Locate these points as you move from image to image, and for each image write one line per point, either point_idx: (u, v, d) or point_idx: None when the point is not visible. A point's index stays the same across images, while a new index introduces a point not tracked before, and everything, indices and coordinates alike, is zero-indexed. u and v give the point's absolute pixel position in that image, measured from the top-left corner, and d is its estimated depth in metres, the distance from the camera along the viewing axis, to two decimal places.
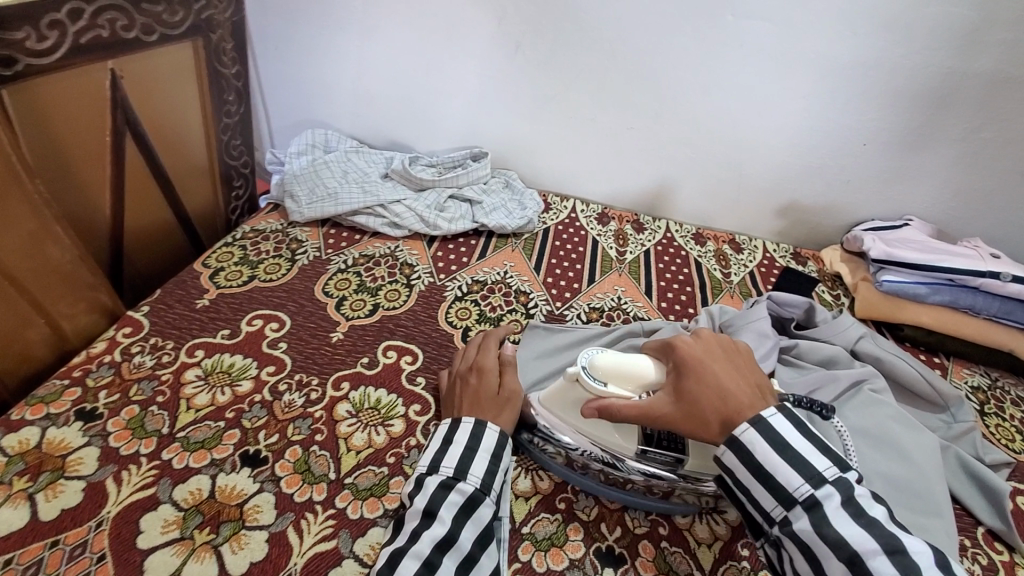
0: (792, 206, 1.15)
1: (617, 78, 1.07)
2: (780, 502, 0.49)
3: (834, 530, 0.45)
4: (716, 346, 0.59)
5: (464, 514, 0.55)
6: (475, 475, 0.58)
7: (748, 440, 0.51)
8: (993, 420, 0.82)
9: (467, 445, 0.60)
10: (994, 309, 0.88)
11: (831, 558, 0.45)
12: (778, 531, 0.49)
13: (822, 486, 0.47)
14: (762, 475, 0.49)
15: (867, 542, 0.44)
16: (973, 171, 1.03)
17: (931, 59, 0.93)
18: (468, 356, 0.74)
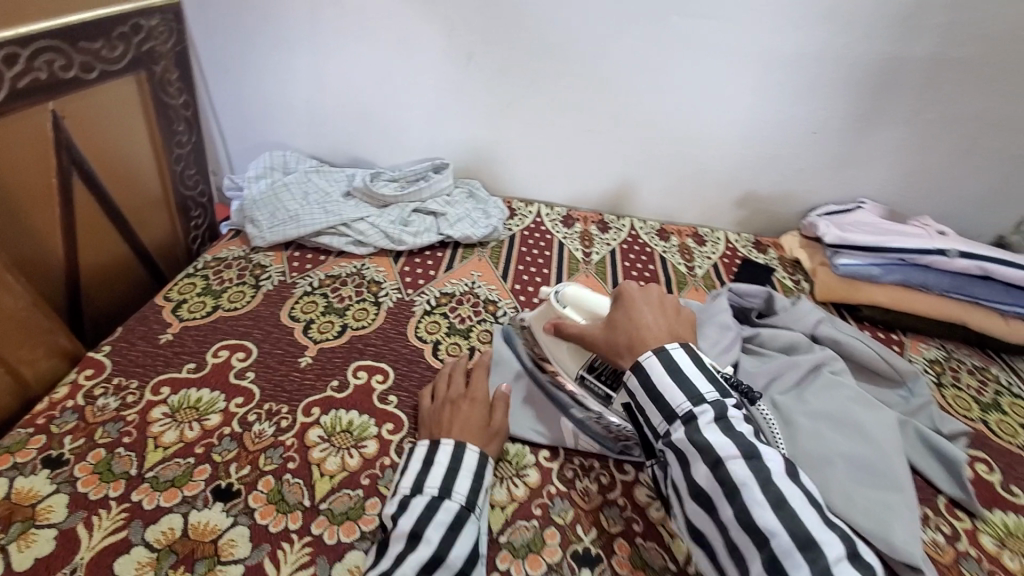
0: (750, 196, 1.17)
1: (570, 83, 1.08)
2: (665, 418, 0.53)
3: (705, 441, 0.49)
4: (658, 293, 0.63)
5: (453, 531, 0.56)
6: (460, 492, 0.59)
7: (649, 364, 0.55)
8: (951, 391, 0.85)
9: (449, 464, 0.61)
10: (944, 284, 0.91)
11: (698, 462, 0.49)
12: (662, 443, 0.53)
13: (699, 403, 0.51)
14: (653, 395, 0.54)
15: (732, 451, 0.48)
16: (917, 151, 1.06)
17: (868, 47, 0.96)
18: (455, 381, 0.75)
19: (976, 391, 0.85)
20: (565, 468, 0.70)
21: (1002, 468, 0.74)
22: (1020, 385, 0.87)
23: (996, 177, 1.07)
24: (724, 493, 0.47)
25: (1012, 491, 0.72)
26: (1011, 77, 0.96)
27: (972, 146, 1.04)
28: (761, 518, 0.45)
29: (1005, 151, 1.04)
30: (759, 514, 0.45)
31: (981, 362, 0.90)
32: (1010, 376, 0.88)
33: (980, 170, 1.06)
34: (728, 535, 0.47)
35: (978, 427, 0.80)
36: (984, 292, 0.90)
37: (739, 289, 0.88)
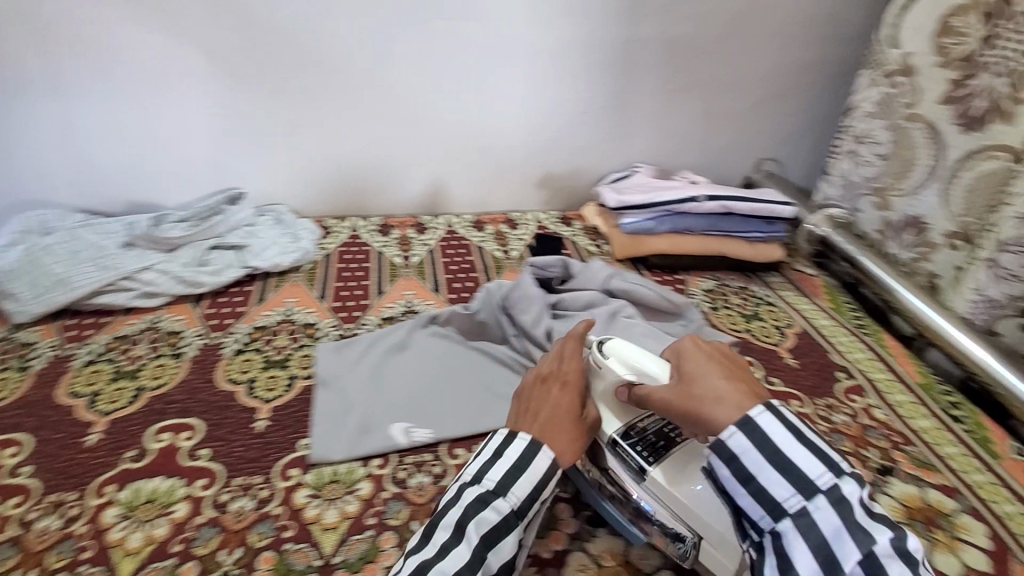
0: (548, 176, 1.27)
1: (353, 94, 1.10)
2: (802, 492, 0.46)
3: (853, 520, 0.44)
4: (727, 350, 0.58)
5: (497, 534, 0.52)
6: (517, 495, 0.54)
7: (768, 426, 0.48)
8: (723, 312, 1.01)
9: (519, 459, 0.56)
10: (703, 225, 1.07)
11: (846, 547, 0.44)
12: (785, 522, 0.46)
13: (844, 477, 0.46)
14: (777, 458, 0.47)
15: (882, 535, 0.44)
16: (671, 116, 1.23)
17: (606, 32, 1.11)
18: (552, 356, 0.68)
19: (741, 307, 1.03)
20: (398, 470, 0.69)
21: (763, 365, 0.90)
22: (772, 295, 1.07)
23: (733, 130, 1.29)
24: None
25: (771, 382, 0.87)
26: (720, 46, 1.16)
27: (710, 107, 1.24)
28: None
29: (733, 107, 1.25)
30: None
31: (744, 283, 1.08)
32: (765, 290, 1.07)
33: (719, 125, 1.27)
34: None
35: (744, 335, 0.96)
36: (732, 226, 1.08)
37: (540, 262, 0.95)
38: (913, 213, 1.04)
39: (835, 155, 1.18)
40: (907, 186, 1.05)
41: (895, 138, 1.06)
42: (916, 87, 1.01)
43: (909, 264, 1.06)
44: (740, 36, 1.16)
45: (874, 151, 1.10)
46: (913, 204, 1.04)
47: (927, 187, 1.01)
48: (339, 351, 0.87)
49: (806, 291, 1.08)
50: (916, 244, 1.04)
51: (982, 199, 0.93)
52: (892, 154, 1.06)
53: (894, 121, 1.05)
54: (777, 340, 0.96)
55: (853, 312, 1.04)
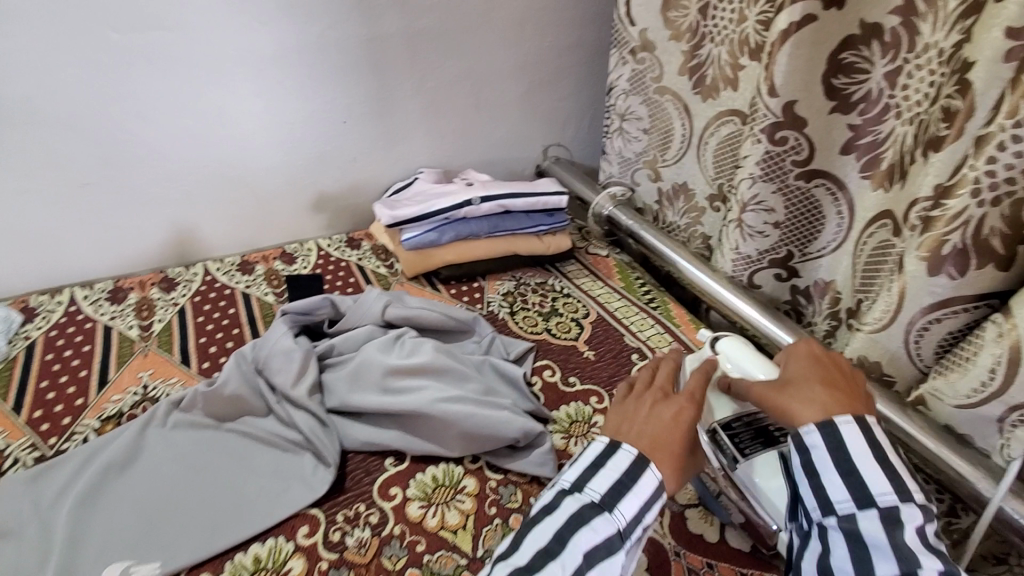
0: (322, 197, 1.13)
1: (21, 136, 0.86)
2: (857, 500, 0.45)
3: (904, 548, 0.42)
4: (839, 358, 0.57)
5: (591, 563, 0.45)
6: (624, 514, 0.47)
7: (844, 427, 0.48)
8: (522, 315, 0.97)
9: (626, 473, 0.49)
10: (486, 227, 1.01)
11: (887, 561, 0.42)
12: (831, 521, 0.46)
13: (908, 501, 0.44)
14: (846, 466, 0.47)
15: (931, 566, 0.41)
16: (442, 114, 1.16)
17: (342, 31, 0.98)
18: (654, 374, 0.60)
19: (539, 305, 0.99)
20: None
21: (562, 366, 0.86)
22: (568, 285, 1.05)
23: (511, 120, 1.25)
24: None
25: (570, 383, 0.84)
26: (474, 36, 1.10)
27: (481, 100, 1.19)
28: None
29: (504, 97, 1.21)
30: None
31: (540, 278, 1.05)
32: (562, 281, 1.05)
33: (495, 117, 1.22)
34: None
35: (542, 336, 0.93)
36: (514, 224, 1.03)
37: (304, 308, 0.82)
38: (680, 182, 1.09)
39: (608, 134, 1.20)
40: (670, 156, 1.09)
41: (651, 111, 1.09)
42: (658, 63, 1.04)
43: (687, 228, 1.11)
44: (492, 25, 1.11)
45: (637, 127, 1.13)
46: (677, 173, 1.09)
47: (685, 156, 1.06)
48: (15, 494, 0.64)
49: (600, 273, 1.08)
50: (687, 210, 1.10)
51: (727, 158, 0.99)
52: (652, 128, 1.10)
53: (647, 96, 1.09)
54: (574, 334, 0.93)
55: (644, 287, 1.06)
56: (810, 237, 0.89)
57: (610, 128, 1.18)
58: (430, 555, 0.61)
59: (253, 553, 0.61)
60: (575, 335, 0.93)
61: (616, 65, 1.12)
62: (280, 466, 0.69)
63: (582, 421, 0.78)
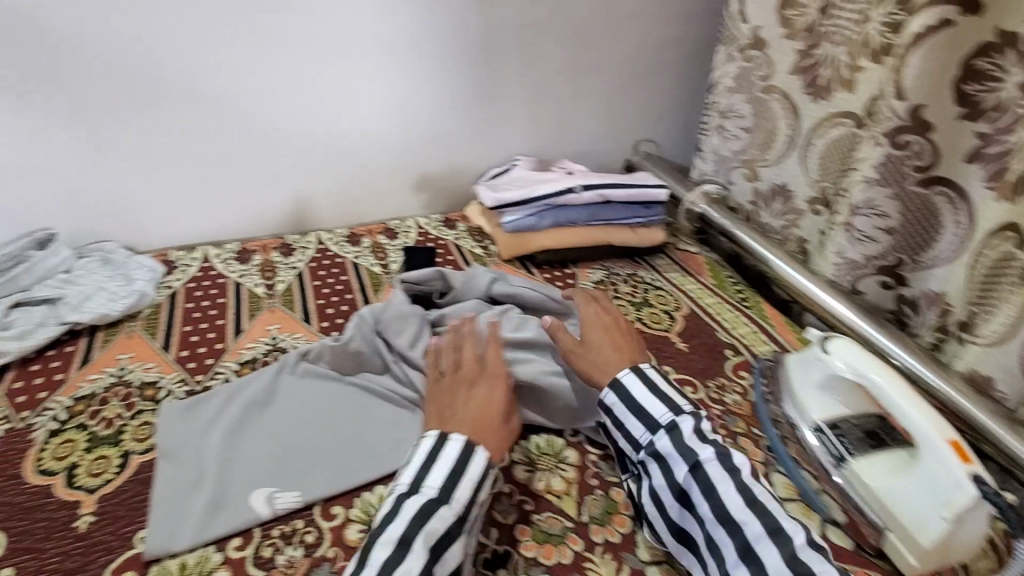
0: (424, 177, 1.19)
1: (175, 105, 0.95)
2: (649, 428, 0.65)
3: (684, 446, 0.62)
4: (609, 306, 0.81)
5: (443, 540, 0.54)
6: (459, 498, 0.57)
7: (630, 381, 0.68)
8: (614, 302, 0.99)
9: (455, 462, 0.59)
10: (585, 216, 1.05)
11: (681, 463, 0.61)
12: (645, 452, 0.65)
13: (679, 415, 0.64)
14: (636, 408, 0.66)
15: (705, 452, 0.61)
16: (543, 104, 1.19)
17: (461, 20, 1.03)
18: (466, 353, 0.72)
19: (630, 295, 1.01)
20: (264, 546, 0.61)
21: (656, 354, 0.88)
22: (659, 278, 1.06)
23: (607, 113, 1.27)
24: (703, 490, 0.59)
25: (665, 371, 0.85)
26: (581, 29, 1.13)
27: (581, 92, 1.21)
28: (734, 510, 0.57)
29: (604, 90, 1.23)
30: (739, 514, 0.56)
31: (632, 270, 1.07)
32: (653, 274, 1.07)
33: (592, 110, 1.25)
34: (706, 529, 0.58)
35: (635, 325, 0.94)
36: (612, 214, 1.06)
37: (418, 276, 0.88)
38: (779, 184, 1.08)
39: (705, 131, 1.21)
40: (771, 156, 1.08)
41: (755, 110, 1.09)
42: (769, 61, 1.04)
43: (782, 231, 1.10)
44: (601, 18, 1.14)
45: (739, 125, 1.13)
46: (777, 173, 1.08)
47: (788, 158, 1.05)
48: (172, 425, 0.71)
49: (690, 269, 1.09)
50: (784, 212, 1.09)
51: (834, 164, 0.98)
52: (754, 127, 1.10)
53: (753, 94, 1.08)
54: (667, 325, 0.95)
55: (736, 285, 1.06)
56: (923, 246, 0.87)
57: (709, 125, 1.19)
58: (538, 515, 0.65)
59: (379, 494, 0.67)
60: (667, 327, 0.95)
61: (722, 61, 1.13)
62: (397, 420, 0.74)
63: None
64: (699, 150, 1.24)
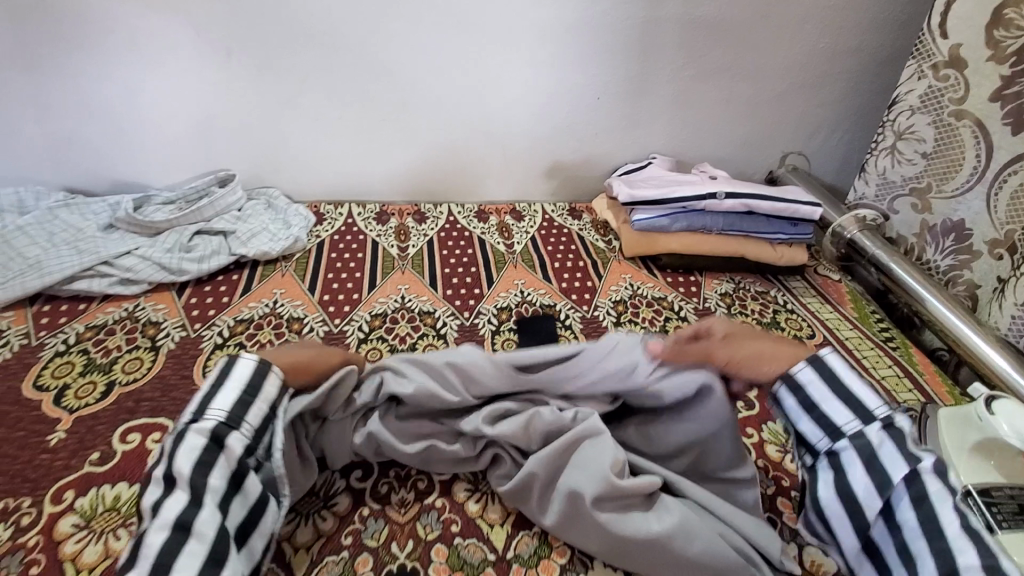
0: (556, 165, 1.20)
1: (349, 72, 1.03)
2: (860, 418, 0.58)
3: (907, 447, 0.54)
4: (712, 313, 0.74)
5: (207, 455, 0.50)
6: (219, 409, 0.54)
7: (832, 363, 0.62)
8: (740, 319, 0.94)
9: (214, 384, 0.56)
10: (721, 224, 0.99)
11: (896, 461, 0.54)
12: (844, 443, 0.58)
13: (896, 412, 0.57)
14: (843, 394, 0.60)
15: (930, 456, 0.53)
16: (690, 104, 1.15)
17: (625, 11, 1.02)
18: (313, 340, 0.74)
19: (759, 314, 0.95)
20: (381, 484, 0.63)
21: None
22: (793, 301, 0.99)
23: (757, 120, 1.20)
24: (914, 499, 0.52)
25: None
26: (748, 29, 1.07)
27: (734, 95, 1.15)
28: (947, 526, 0.49)
29: (760, 95, 1.16)
30: (952, 529, 0.49)
31: (763, 287, 1.01)
32: (785, 295, 1.00)
33: (742, 115, 1.18)
34: (903, 535, 0.52)
35: None
36: (751, 226, 1.00)
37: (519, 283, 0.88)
38: (955, 218, 0.97)
39: (872, 151, 1.11)
40: (949, 188, 0.97)
41: (940, 135, 0.97)
42: (965, 83, 0.92)
43: (948, 272, 1.00)
44: (771, 18, 1.07)
45: (916, 149, 1.02)
46: (954, 207, 0.97)
47: (970, 192, 0.94)
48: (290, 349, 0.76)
49: (830, 298, 1.01)
50: (956, 250, 0.98)
51: None
52: (934, 153, 0.99)
53: (939, 117, 0.97)
54: None
55: (880, 323, 0.97)
56: None
57: (879, 145, 1.09)
58: None
59: None
60: None
61: (910, 77, 1.01)
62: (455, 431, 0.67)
63: None
64: (862, 170, 1.15)
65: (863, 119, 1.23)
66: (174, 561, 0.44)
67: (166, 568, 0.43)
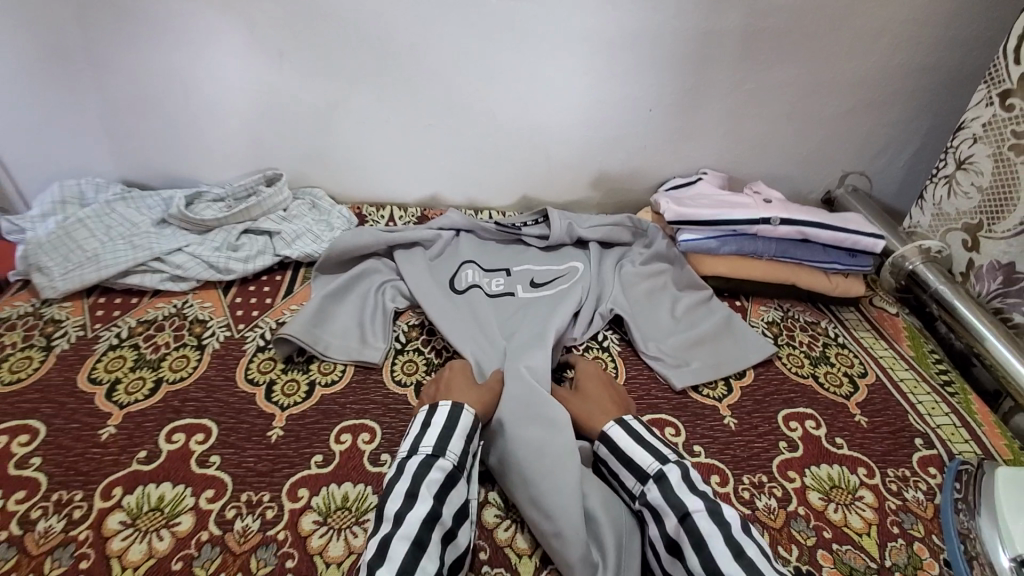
0: (602, 176, 1.17)
1: (400, 76, 1.02)
2: (639, 479, 0.65)
3: (674, 495, 0.60)
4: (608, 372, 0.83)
5: (445, 489, 0.60)
6: (454, 452, 0.63)
7: (615, 434, 0.69)
8: (786, 350, 0.91)
9: (444, 425, 0.66)
10: (773, 250, 0.95)
11: (669, 514, 0.60)
12: (640, 503, 0.64)
13: (665, 465, 0.63)
14: (624, 458, 0.67)
15: (693, 501, 0.59)
16: (746, 120, 1.10)
17: (686, 22, 0.97)
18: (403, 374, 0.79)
19: (807, 346, 0.92)
20: None
21: (828, 421, 0.80)
22: (844, 335, 0.95)
23: (816, 138, 1.14)
24: (690, 541, 0.56)
25: (835, 443, 0.77)
26: (814, 45, 1.02)
27: (793, 111, 1.10)
28: (723, 563, 0.53)
29: (823, 112, 1.10)
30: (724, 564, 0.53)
31: (812, 318, 0.97)
32: (837, 328, 0.96)
33: (801, 132, 1.13)
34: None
35: (809, 382, 0.85)
36: (806, 254, 0.95)
37: (571, 294, 0.93)
38: (1004, 260, 0.92)
39: (932, 178, 1.04)
40: (999, 228, 0.93)
41: (997, 170, 0.91)
42: None
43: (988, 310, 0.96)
44: (838, 33, 1.01)
45: (972, 182, 0.96)
46: (1004, 249, 0.92)
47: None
48: (367, 259, 0.98)
49: (886, 333, 0.96)
50: (1004, 293, 0.93)
51: None
52: (990, 188, 0.93)
53: (1000, 150, 0.90)
54: (847, 392, 0.85)
55: (939, 364, 0.92)
56: None
57: (940, 172, 1.02)
58: None
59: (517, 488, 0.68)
60: (844, 393, 0.84)
61: (977, 103, 0.93)
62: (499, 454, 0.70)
63: (846, 489, 0.72)
64: (919, 197, 1.08)
65: (932, 142, 1.16)
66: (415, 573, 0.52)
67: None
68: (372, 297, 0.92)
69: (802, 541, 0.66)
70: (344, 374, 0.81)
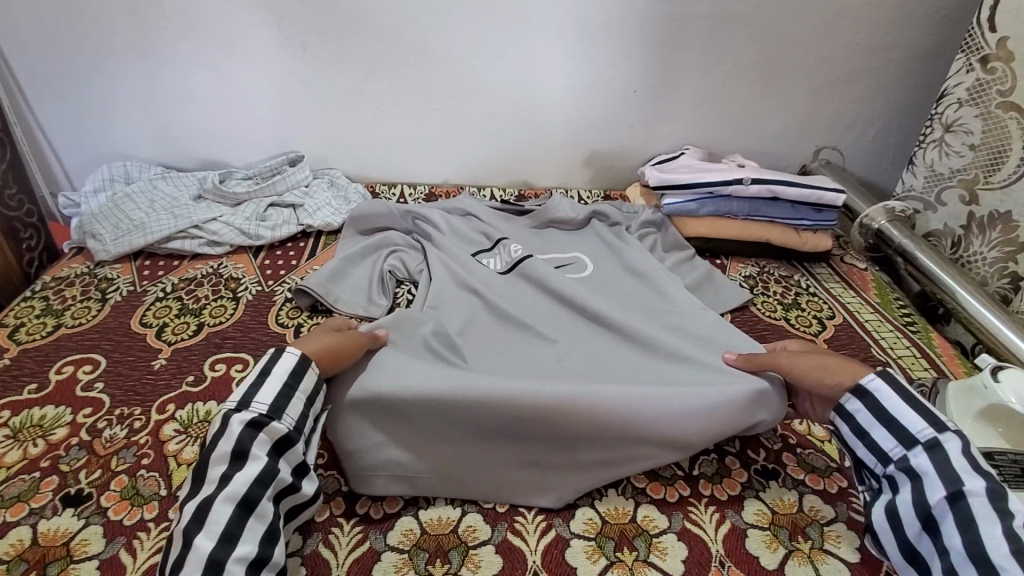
0: (593, 154, 1.28)
1: (410, 65, 1.14)
2: (903, 443, 0.58)
3: (949, 472, 0.54)
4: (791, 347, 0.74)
5: (277, 451, 0.56)
6: (289, 417, 0.58)
7: (875, 388, 0.61)
8: (760, 299, 1.00)
9: (288, 378, 0.60)
10: (746, 209, 1.06)
11: (938, 487, 0.54)
12: (893, 466, 0.59)
13: (944, 433, 0.56)
14: (886, 419, 0.60)
15: (975, 482, 0.52)
16: (725, 98, 1.21)
17: (664, 9, 1.09)
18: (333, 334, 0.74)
19: (780, 296, 1.01)
20: None
21: None
22: (815, 286, 1.04)
23: (791, 113, 1.24)
24: (958, 522, 0.52)
25: None
26: (783, 25, 1.12)
27: (768, 88, 1.20)
28: (996, 553, 0.49)
29: (797, 89, 1.20)
30: (997, 556, 0.49)
31: (786, 272, 1.07)
32: (808, 280, 1.05)
33: (778, 109, 1.23)
34: (950, 560, 0.51)
35: (781, 323, 0.94)
36: (777, 212, 1.07)
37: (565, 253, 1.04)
38: (1002, 209, 1.00)
39: (921, 143, 1.14)
40: (998, 178, 1.00)
41: (988, 127, 1.00)
42: (1013, 75, 0.94)
43: (992, 265, 1.04)
44: (802, 16, 1.11)
45: (963, 142, 1.05)
46: (1000, 198, 1.00)
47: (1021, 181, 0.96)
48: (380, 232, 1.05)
49: (855, 284, 1.05)
50: (1002, 242, 1.01)
51: None
52: (982, 145, 1.01)
53: (986, 109, 1.00)
54: (816, 330, 0.93)
55: (903, 309, 1.00)
56: None
57: (928, 137, 1.11)
58: None
59: None
60: (814, 331, 0.93)
61: (959, 70, 1.03)
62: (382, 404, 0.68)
63: None
64: (911, 162, 1.17)
65: (901, 116, 1.26)
66: (240, 533, 0.51)
67: (235, 538, 0.50)
68: (383, 259, 0.99)
69: (769, 446, 0.74)
70: (361, 320, 0.90)
